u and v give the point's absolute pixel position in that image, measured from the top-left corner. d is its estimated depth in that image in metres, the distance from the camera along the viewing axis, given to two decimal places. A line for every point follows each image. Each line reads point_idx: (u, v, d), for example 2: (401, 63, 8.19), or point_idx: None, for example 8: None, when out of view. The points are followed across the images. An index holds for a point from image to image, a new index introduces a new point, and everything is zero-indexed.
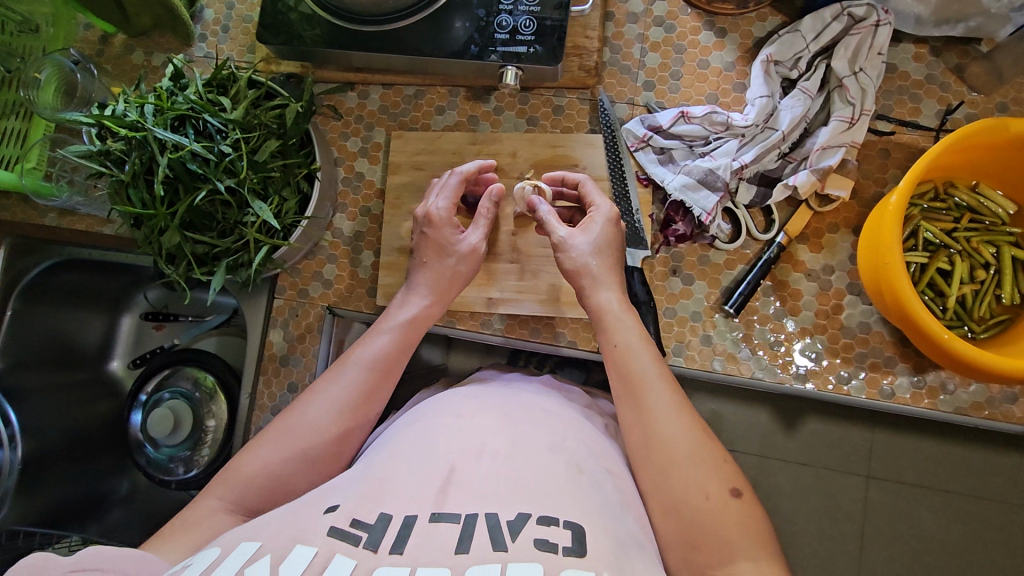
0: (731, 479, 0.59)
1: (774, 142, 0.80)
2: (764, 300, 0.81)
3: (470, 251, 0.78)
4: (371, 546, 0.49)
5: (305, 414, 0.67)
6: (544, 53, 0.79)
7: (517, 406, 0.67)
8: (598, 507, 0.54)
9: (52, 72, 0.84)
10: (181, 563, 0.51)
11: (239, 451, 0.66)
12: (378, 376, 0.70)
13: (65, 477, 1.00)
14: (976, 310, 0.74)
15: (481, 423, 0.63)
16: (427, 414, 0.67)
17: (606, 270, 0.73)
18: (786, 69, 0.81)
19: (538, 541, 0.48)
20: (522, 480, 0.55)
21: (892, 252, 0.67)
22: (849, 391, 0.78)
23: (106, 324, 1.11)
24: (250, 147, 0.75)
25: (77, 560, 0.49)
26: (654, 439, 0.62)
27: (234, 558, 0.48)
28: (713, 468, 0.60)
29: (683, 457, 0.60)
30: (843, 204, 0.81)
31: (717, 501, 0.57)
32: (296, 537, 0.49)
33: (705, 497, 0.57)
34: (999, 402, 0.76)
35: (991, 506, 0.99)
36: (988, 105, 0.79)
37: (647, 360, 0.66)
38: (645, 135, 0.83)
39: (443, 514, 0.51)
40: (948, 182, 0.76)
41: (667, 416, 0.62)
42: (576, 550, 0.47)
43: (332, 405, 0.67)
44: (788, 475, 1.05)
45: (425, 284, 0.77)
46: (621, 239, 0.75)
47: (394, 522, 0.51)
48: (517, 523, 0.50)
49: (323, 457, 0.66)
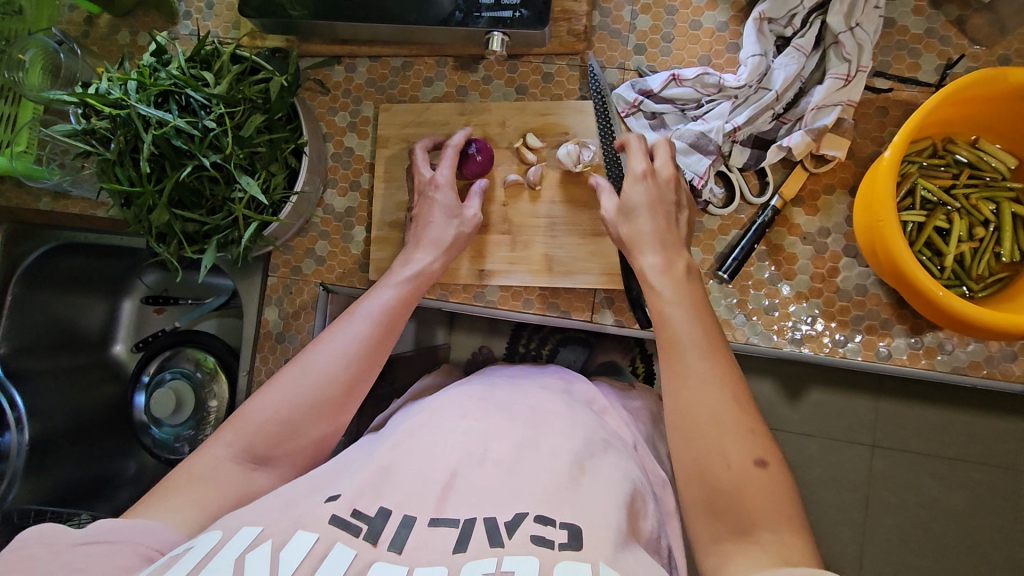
0: (755, 448, 0.57)
1: (768, 103, 0.78)
2: (759, 265, 0.79)
3: (473, 216, 0.79)
4: (372, 539, 0.49)
5: (316, 361, 0.64)
6: (531, 17, 0.77)
7: (522, 410, 0.66)
8: (600, 498, 0.54)
9: (37, 53, 0.84)
10: (180, 546, 0.50)
11: (243, 405, 0.63)
12: (383, 333, 0.68)
13: (73, 459, 1.02)
14: (975, 269, 0.72)
15: (484, 425, 0.62)
16: (432, 409, 0.65)
17: (656, 237, 0.71)
18: (781, 26, 0.79)
19: (535, 537, 0.49)
20: (522, 482, 0.55)
21: (886, 209, 0.65)
22: (845, 354, 0.77)
23: (108, 308, 1.12)
24: (235, 122, 0.74)
25: (88, 533, 0.51)
26: (678, 401, 0.60)
27: (234, 544, 0.48)
28: (736, 438, 0.57)
29: (709, 426, 0.58)
30: (840, 164, 0.79)
31: (739, 471, 0.56)
32: (298, 522, 0.50)
33: (725, 465, 0.57)
34: (999, 360, 0.75)
35: (994, 471, 0.99)
36: (990, 58, 0.77)
37: (681, 324, 0.64)
38: (635, 100, 0.82)
39: (442, 518, 0.51)
40: (947, 139, 0.74)
41: (696, 383, 0.60)
42: (572, 545, 0.48)
43: (334, 357, 0.64)
44: (790, 444, 1.05)
45: (429, 244, 0.77)
46: (671, 198, 0.73)
47: (394, 517, 0.51)
48: (515, 521, 0.51)
49: (334, 406, 0.64)
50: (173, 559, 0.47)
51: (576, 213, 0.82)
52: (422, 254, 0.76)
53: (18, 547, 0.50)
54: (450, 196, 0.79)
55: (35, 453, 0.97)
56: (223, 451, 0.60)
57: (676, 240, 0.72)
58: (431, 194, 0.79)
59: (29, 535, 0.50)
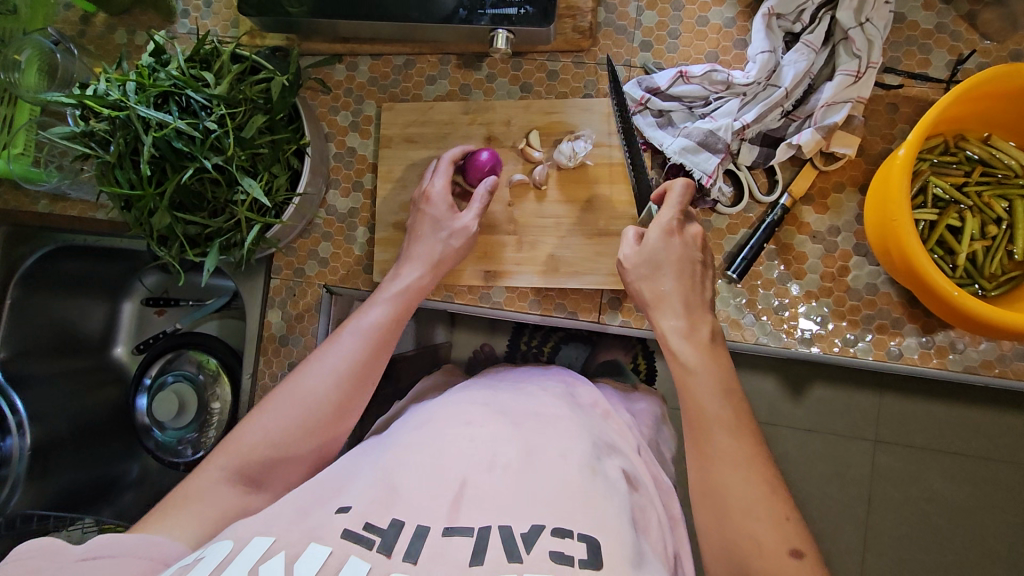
0: (791, 537, 0.55)
1: (777, 100, 0.77)
2: (767, 264, 0.79)
3: (461, 228, 0.78)
4: (385, 551, 0.48)
5: (306, 381, 0.65)
6: (536, 14, 0.76)
7: (525, 416, 0.65)
8: (614, 511, 0.54)
9: (33, 53, 0.82)
10: (192, 555, 0.50)
11: (238, 424, 0.63)
12: (374, 350, 0.69)
13: (76, 463, 1.01)
14: (987, 267, 0.72)
15: (491, 432, 0.61)
16: (437, 417, 0.64)
17: (677, 297, 0.70)
18: (789, 22, 0.78)
19: (554, 553, 0.48)
20: (536, 492, 0.54)
21: (902, 209, 0.64)
22: (856, 353, 0.76)
23: (108, 310, 1.11)
24: (236, 123, 0.73)
25: (88, 549, 0.51)
26: (711, 481, 0.60)
27: (244, 558, 0.47)
28: (771, 525, 0.55)
29: (741, 509, 0.57)
30: (849, 161, 0.78)
31: (773, 559, 0.53)
32: (310, 534, 0.49)
33: (758, 554, 0.54)
34: (1010, 359, 0.74)
35: (1001, 468, 0.98)
36: (1001, 53, 0.76)
37: (711, 400, 0.63)
38: (643, 97, 0.80)
39: (455, 528, 0.51)
40: (958, 135, 0.73)
41: (730, 464, 0.59)
42: (591, 563, 0.48)
43: (327, 377, 0.66)
44: (795, 442, 1.04)
45: (418, 260, 0.77)
46: (698, 261, 0.72)
47: (407, 529, 0.50)
48: (532, 534, 0.50)
49: (329, 426, 0.65)
50: (185, 569, 0.48)
51: (583, 214, 0.81)
52: (413, 270, 0.76)
53: (23, 559, 0.50)
54: (441, 207, 0.79)
55: (37, 458, 0.96)
56: (218, 474, 0.59)
57: (700, 300, 0.71)
58: (420, 207, 0.80)
59: (29, 554, 0.50)
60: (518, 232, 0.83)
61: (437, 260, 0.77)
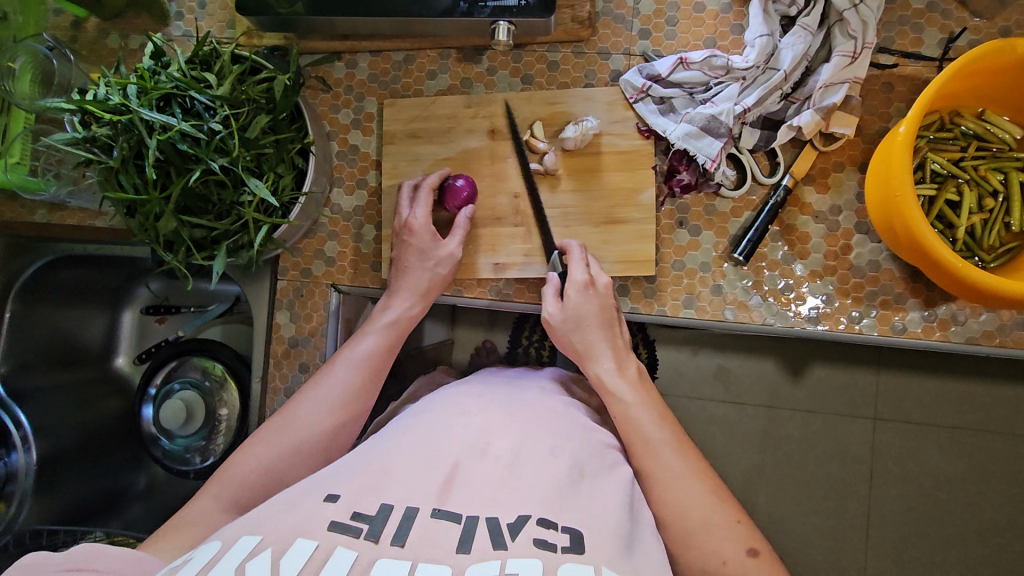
0: (746, 538, 0.60)
1: (776, 83, 0.78)
2: (772, 246, 0.80)
3: (448, 255, 0.80)
4: (373, 537, 0.49)
5: (297, 414, 0.68)
6: (536, 5, 0.76)
7: (523, 406, 0.66)
8: (598, 503, 0.55)
9: (27, 60, 0.81)
10: (182, 556, 0.51)
11: (231, 454, 0.67)
12: (366, 379, 0.72)
13: (82, 476, 1.01)
14: (986, 240, 0.74)
15: (485, 422, 0.62)
16: (430, 410, 0.65)
17: (602, 341, 0.73)
18: (784, 6, 0.79)
19: (537, 540, 0.49)
20: (524, 481, 0.54)
21: (904, 183, 0.66)
22: (861, 330, 0.78)
23: (108, 319, 1.09)
24: (240, 124, 0.72)
25: (72, 559, 0.51)
26: (667, 506, 0.62)
27: (234, 554, 0.47)
28: (728, 532, 0.60)
29: (699, 528, 0.60)
30: (848, 142, 0.80)
31: (736, 565, 0.58)
32: (298, 529, 0.49)
33: (722, 562, 0.58)
34: (1010, 329, 0.76)
35: (998, 438, 1.01)
36: (991, 29, 0.78)
37: (650, 427, 0.66)
38: (644, 85, 0.80)
39: (444, 510, 0.51)
40: (953, 112, 0.75)
41: (680, 485, 0.62)
42: (574, 548, 0.49)
43: (320, 406, 0.69)
44: (798, 422, 1.06)
45: (407, 290, 0.79)
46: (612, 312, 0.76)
47: (396, 512, 0.51)
48: (517, 523, 0.50)
49: (322, 452, 0.68)
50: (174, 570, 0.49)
51: (589, 202, 0.82)
52: (404, 300, 0.78)
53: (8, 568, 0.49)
54: (425, 236, 0.80)
55: (45, 473, 0.96)
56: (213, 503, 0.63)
57: (622, 343, 0.75)
58: (405, 238, 0.81)
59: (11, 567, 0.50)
60: (526, 223, 0.83)
61: (427, 288, 0.79)
